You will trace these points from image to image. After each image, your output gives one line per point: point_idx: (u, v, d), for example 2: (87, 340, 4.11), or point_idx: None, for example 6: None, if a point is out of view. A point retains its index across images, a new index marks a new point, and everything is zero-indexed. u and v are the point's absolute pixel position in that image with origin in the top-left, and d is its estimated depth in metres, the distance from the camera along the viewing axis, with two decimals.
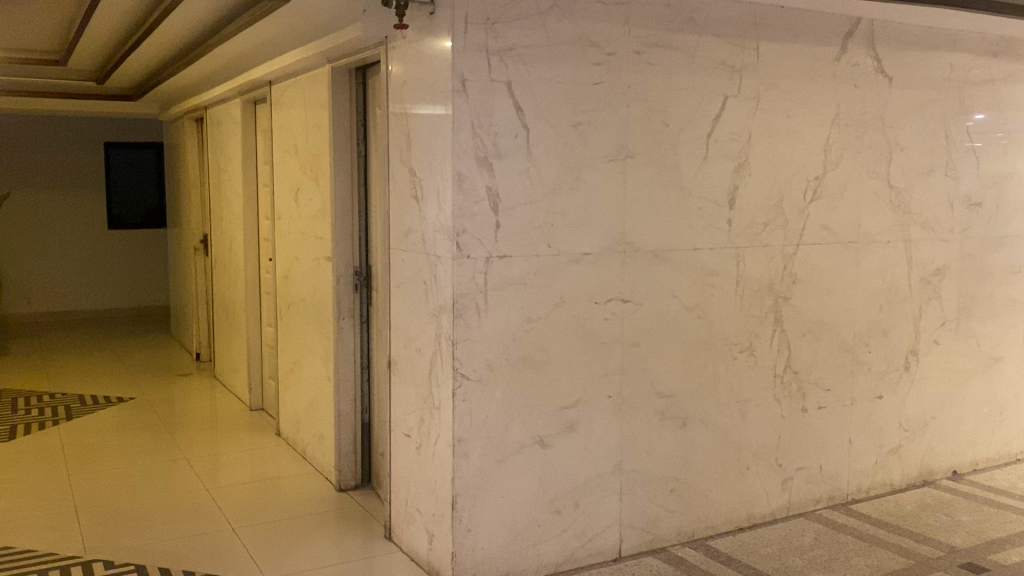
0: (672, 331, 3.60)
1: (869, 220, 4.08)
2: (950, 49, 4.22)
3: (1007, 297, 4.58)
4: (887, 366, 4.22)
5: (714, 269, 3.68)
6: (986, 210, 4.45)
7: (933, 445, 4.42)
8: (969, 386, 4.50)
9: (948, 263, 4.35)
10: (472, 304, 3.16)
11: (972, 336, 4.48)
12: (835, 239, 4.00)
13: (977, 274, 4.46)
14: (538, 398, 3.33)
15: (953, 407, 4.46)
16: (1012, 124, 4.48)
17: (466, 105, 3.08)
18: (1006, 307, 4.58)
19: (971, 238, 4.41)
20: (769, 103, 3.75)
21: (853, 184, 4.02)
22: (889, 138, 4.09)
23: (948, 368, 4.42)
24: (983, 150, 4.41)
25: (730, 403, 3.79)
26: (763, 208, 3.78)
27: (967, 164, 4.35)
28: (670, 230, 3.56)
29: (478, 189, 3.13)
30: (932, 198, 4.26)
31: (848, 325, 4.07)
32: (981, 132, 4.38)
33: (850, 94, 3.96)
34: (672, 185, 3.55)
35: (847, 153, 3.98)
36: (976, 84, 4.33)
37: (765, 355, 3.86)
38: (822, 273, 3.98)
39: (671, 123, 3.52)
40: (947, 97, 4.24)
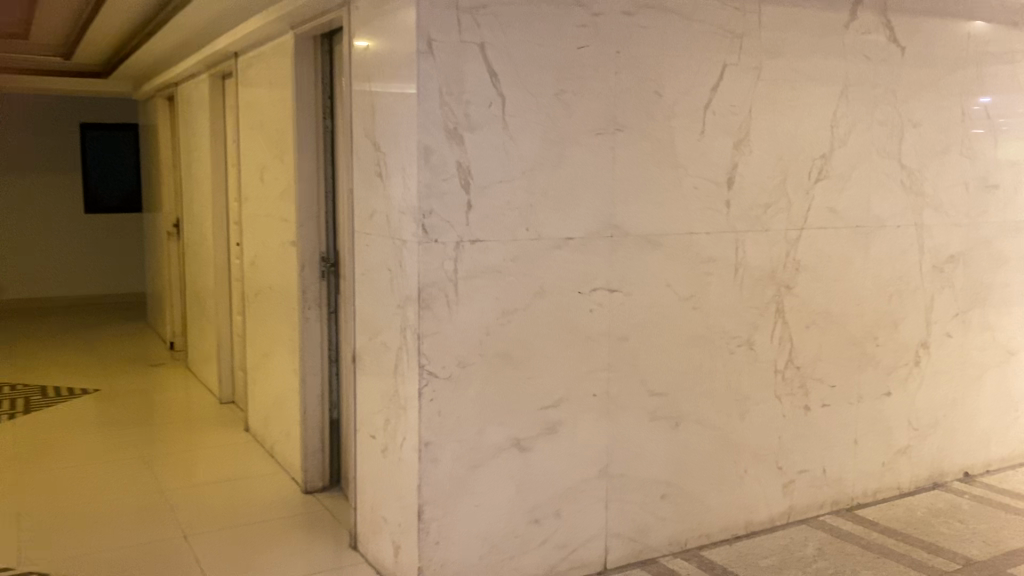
0: (665, 323, 3.28)
1: (879, 202, 3.76)
2: (968, 18, 3.88)
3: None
4: (897, 361, 3.91)
5: (711, 256, 3.36)
6: (1006, 192, 4.13)
7: (944, 445, 4.12)
8: (983, 383, 4.19)
9: (963, 250, 4.03)
10: (441, 294, 2.84)
11: (987, 329, 4.17)
12: (842, 222, 3.67)
13: (994, 262, 4.14)
14: (516, 397, 3.01)
15: (966, 405, 4.16)
16: None
17: (433, 69, 2.75)
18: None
19: (987, 223, 4.09)
20: (772, 73, 3.42)
21: (863, 163, 3.69)
22: (902, 114, 3.77)
23: (962, 362, 4.11)
24: (1004, 129, 4.07)
25: (728, 401, 3.47)
26: (765, 189, 3.46)
27: (984, 143, 4.02)
28: (663, 212, 3.23)
29: (447, 165, 2.80)
30: (947, 179, 3.93)
31: (854, 317, 3.76)
32: (1000, 108, 4.05)
33: (860, 65, 3.63)
34: (665, 162, 3.21)
35: (857, 129, 3.66)
36: (996, 56, 4.00)
37: (765, 350, 3.54)
38: (828, 260, 3.66)
39: (664, 94, 3.18)
40: (965, 69, 3.91)
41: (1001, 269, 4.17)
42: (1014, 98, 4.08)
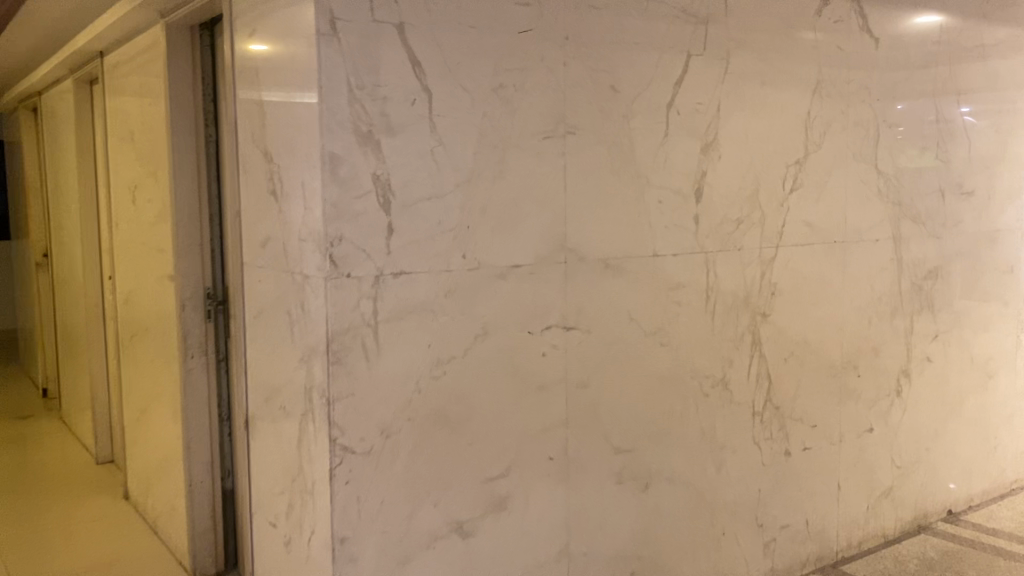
0: (629, 365, 2.72)
1: (856, 214, 3.31)
2: (940, 7, 3.48)
3: (1002, 303, 3.91)
4: (878, 392, 3.46)
5: (679, 281, 2.82)
6: (979, 200, 3.75)
7: (927, 482, 3.69)
8: (963, 410, 3.79)
9: (940, 265, 3.63)
10: (357, 345, 2.20)
11: (965, 351, 3.78)
12: (818, 237, 3.20)
13: (970, 278, 3.76)
14: (455, 468, 2.39)
15: (948, 435, 3.75)
16: (1007, 99, 3.79)
17: (338, 56, 2.12)
18: (1001, 312, 3.91)
19: (962, 234, 3.70)
20: (741, 66, 2.92)
21: (838, 170, 3.24)
22: (877, 114, 3.33)
23: (942, 389, 3.70)
24: (978, 131, 3.70)
25: (702, 452, 2.94)
26: (736, 201, 2.95)
27: (959, 145, 3.63)
28: (624, 231, 2.68)
29: (360, 178, 2.18)
30: (923, 186, 3.52)
31: (833, 345, 3.30)
32: (973, 107, 3.67)
33: (832, 58, 3.17)
34: (625, 171, 2.67)
35: (832, 131, 3.20)
36: (967, 50, 3.61)
37: (741, 388, 3.03)
38: (805, 281, 3.18)
39: (622, 89, 2.64)
40: (937, 64, 3.51)
41: (976, 285, 3.79)
42: (986, 97, 3.71)
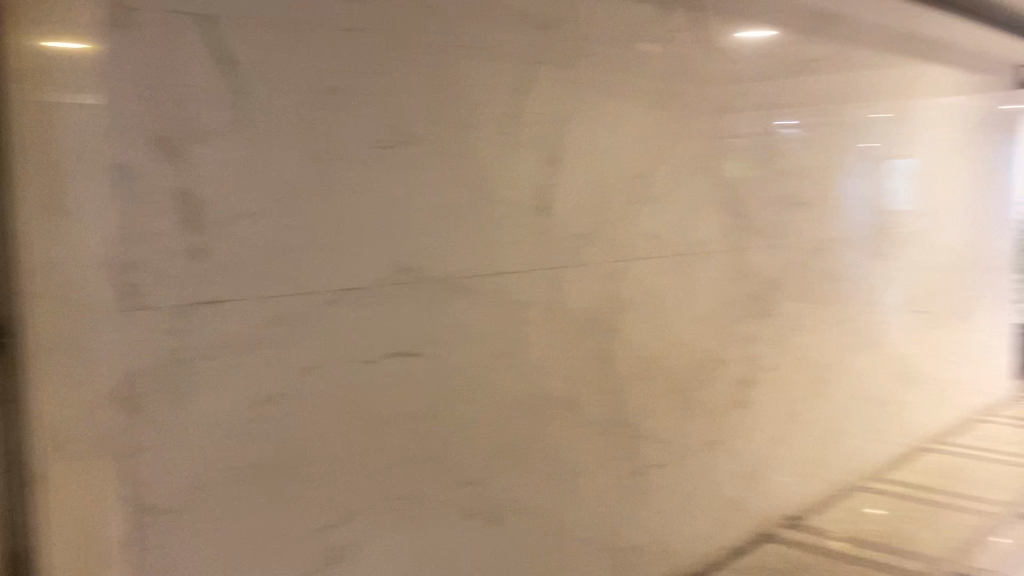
0: (475, 391, 2.53)
1: (698, 227, 3.28)
2: (772, 23, 3.52)
3: (835, 308, 4.00)
4: (721, 403, 3.45)
5: (525, 300, 2.66)
6: (812, 209, 3.83)
7: (769, 491, 3.71)
8: (801, 417, 3.85)
9: (777, 275, 3.67)
10: (155, 389, 1.86)
11: (803, 357, 3.84)
12: (663, 251, 3.14)
13: (806, 284, 3.82)
14: (279, 522, 2.09)
15: (789, 441, 3.80)
16: (835, 110, 3.90)
17: (126, 48, 1.79)
18: (835, 317, 4.00)
19: (796, 245, 3.76)
20: (584, 74, 2.80)
21: (681, 182, 3.19)
22: (715, 127, 3.32)
23: (782, 397, 3.74)
24: (810, 142, 3.78)
25: (552, 478, 2.79)
26: (582, 215, 2.83)
27: (791, 158, 3.68)
28: (467, 248, 2.49)
29: (156, 193, 1.84)
30: (761, 196, 3.56)
31: (680, 359, 3.25)
32: (804, 122, 3.73)
33: (672, 69, 3.13)
34: (467, 184, 2.48)
35: (673, 143, 3.15)
36: (800, 61, 3.67)
37: (591, 409, 2.91)
38: (651, 296, 3.11)
39: (462, 96, 2.45)
40: (771, 76, 3.55)
41: (812, 291, 3.86)
42: (818, 108, 3.80)
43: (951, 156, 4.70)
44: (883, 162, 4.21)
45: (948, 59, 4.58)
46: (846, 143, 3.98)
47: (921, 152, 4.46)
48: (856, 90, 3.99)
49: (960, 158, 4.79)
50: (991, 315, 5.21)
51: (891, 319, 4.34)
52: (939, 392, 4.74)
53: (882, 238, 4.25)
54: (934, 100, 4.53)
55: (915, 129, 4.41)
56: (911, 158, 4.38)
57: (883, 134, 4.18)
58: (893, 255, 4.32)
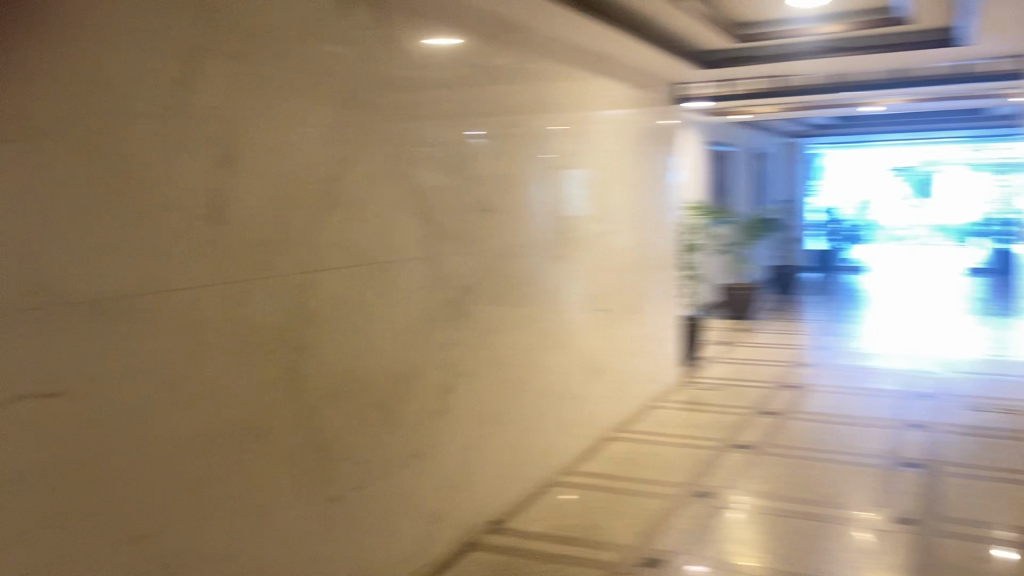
0: (133, 432, 1.99)
1: (393, 230, 2.99)
2: (459, 23, 3.36)
3: (529, 307, 3.97)
4: (425, 414, 3.18)
5: (197, 316, 2.16)
6: (505, 211, 3.74)
7: (474, 501, 3.53)
8: (501, 422, 3.72)
9: (474, 281, 3.51)
10: None
11: (502, 359, 3.73)
12: (358, 257, 2.80)
13: (502, 284, 3.73)
14: None
15: (492, 442, 3.65)
16: (520, 119, 3.83)
17: None
18: (530, 315, 3.97)
19: (491, 250, 3.63)
20: (259, 53, 2.38)
21: (374, 182, 2.88)
22: (407, 126, 3.06)
23: (485, 398, 3.59)
24: (499, 150, 3.67)
25: (238, 523, 2.31)
26: (263, 214, 2.39)
27: (483, 162, 3.55)
28: (115, 252, 1.94)
29: None
30: (454, 206, 3.34)
31: (381, 373, 2.92)
32: (494, 126, 3.63)
33: (359, 59, 2.81)
34: (111, 170, 1.93)
35: (364, 139, 2.83)
36: (485, 70, 3.55)
37: (284, 437, 2.47)
38: (347, 306, 2.74)
39: (99, 60, 1.90)
40: (460, 85, 3.37)
41: (507, 291, 3.77)
42: (503, 119, 3.69)
43: (619, 165, 4.96)
44: (565, 168, 4.28)
45: (614, 75, 4.83)
46: (532, 150, 3.95)
47: (596, 160, 4.63)
48: (540, 98, 4.01)
49: (627, 167, 5.08)
50: (656, 312, 5.62)
51: (578, 318, 4.45)
52: (618, 387, 4.98)
53: (567, 241, 4.33)
54: (606, 111, 4.74)
55: (590, 138, 4.56)
56: (588, 167, 4.53)
57: (563, 142, 4.25)
58: (577, 258, 4.43)
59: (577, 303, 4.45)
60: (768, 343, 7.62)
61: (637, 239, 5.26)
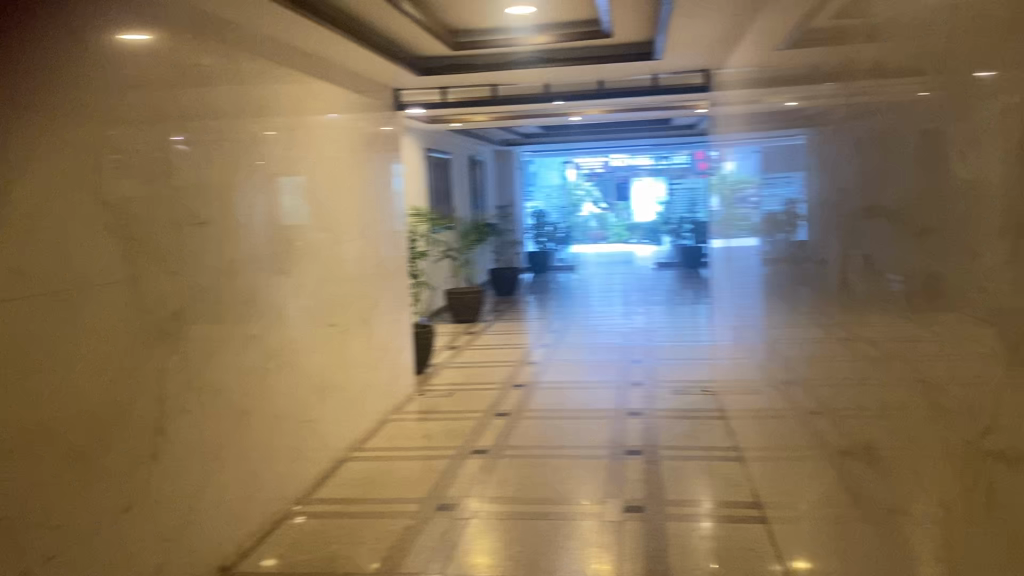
0: None
1: (84, 247, 2.46)
2: (149, 16, 2.91)
3: (256, 323, 3.59)
4: (135, 460, 2.68)
5: None
6: (222, 224, 3.35)
7: (198, 551, 3.08)
8: (227, 458, 3.29)
9: (188, 303, 3.05)
10: None
11: (228, 385, 3.32)
12: (40, 281, 2.26)
13: (224, 303, 3.31)
14: None
15: (222, 479, 3.25)
16: (229, 126, 3.48)
17: None
18: (257, 334, 3.59)
19: (205, 267, 3.19)
20: None
21: (58, 191, 2.35)
22: (95, 125, 2.55)
23: (213, 429, 3.19)
24: (210, 161, 3.29)
25: None
26: None
27: (187, 172, 3.11)
28: None
29: None
30: (161, 226, 2.89)
31: (77, 419, 2.39)
32: (196, 131, 3.21)
33: (35, 40, 2.27)
34: None
35: (43, 138, 2.29)
36: (186, 69, 3.15)
37: None
38: (27, 342, 2.20)
39: None
40: (158, 88, 2.94)
41: (230, 312, 3.36)
42: (209, 128, 3.30)
43: (340, 173, 4.72)
44: (282, 176, 3.97)
45: (328, 78, 4.59)
46: (245, 160, 3.60)
47: (315, 168, 4.37)
48: (250, 102, 3.68)
49: (349, 175, 4.86)
50: (388, 321, 5.46)
51: (308, 335, 4.15)
52: (354, 403, 4.74)
53: (291, 253, 4.01)
54: (322, 117, 4.49)
55: (307, 145, 4.29)
56: (306, 176, 4.26)
57: (279, 149, 3.94)
58: (303, 270, 4.13)
59: (306, 319, 4.14)
60: (495, 345, 7.76)
61: (363, 249, 5.05)
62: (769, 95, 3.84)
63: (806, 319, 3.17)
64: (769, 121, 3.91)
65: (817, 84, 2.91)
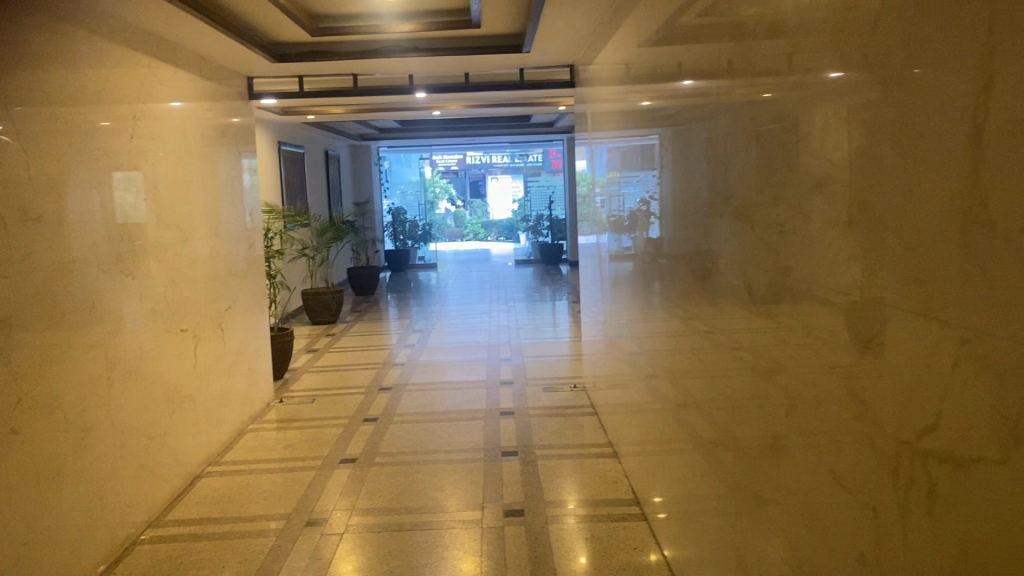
0: None
1: None
2: None
3: (98, 329, 3.22)
4: None
5: None
6: (58, 220, 2.96)
7: None
8: (64, 484, 2.89)
9: (15, 310, 2.64)
10: None
11: (67, 399, 2.95)
12: None
13: (62, 308, 2.94)
14: None
15: (58, 509, 2.86)
16: (63, 111, 3.09)
17: None
18: (98, 342, 3.22)
19: (36, 269, 2.78)
20: None
21: None
22: None
23: (51, 449, 2.82)
24: (40, 149, 2.90)
25: None
26: None
27: (12, 159, 2.70)
28: None
29: None
30: None
31: None
32: (23, 113, 2.79)
33: None
34: None
35: None
36: (11, 44, 2.75)
37: None
38: None
39: None
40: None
41: (69, 317, 2.98)
42: (39, 113, 2.90)
43: (189, 166, 4.36)
44: (124, 168, 3.60)
45: (174, 63, 4.22)
46: (82, 150, 3.21)
47: (161, 160, 4.00)
48: (86, 85, 3.29)
49: (198, 168, 4.49)
50: (243, 326, 5.11)
51: (156, 342, 3.78)
52: (210, 414, 4.39)
53: (136, 252, 3.64)
54: (168, 105, 4.12)
55: (151, 135, 3.92)
56: (151, 169, 3.88)
57: (119, 138, 3.57)
58: (150, 272, 3.77)
59: (155, 326, 3.78)
60: (356, 347, 7.48)
61: (216, 248, 4.70)
62: (640, 90, 3.84)
63: (683, 314, 3.16)
64: (639, 116, 3.90)
65: (698, 76, 2.87)
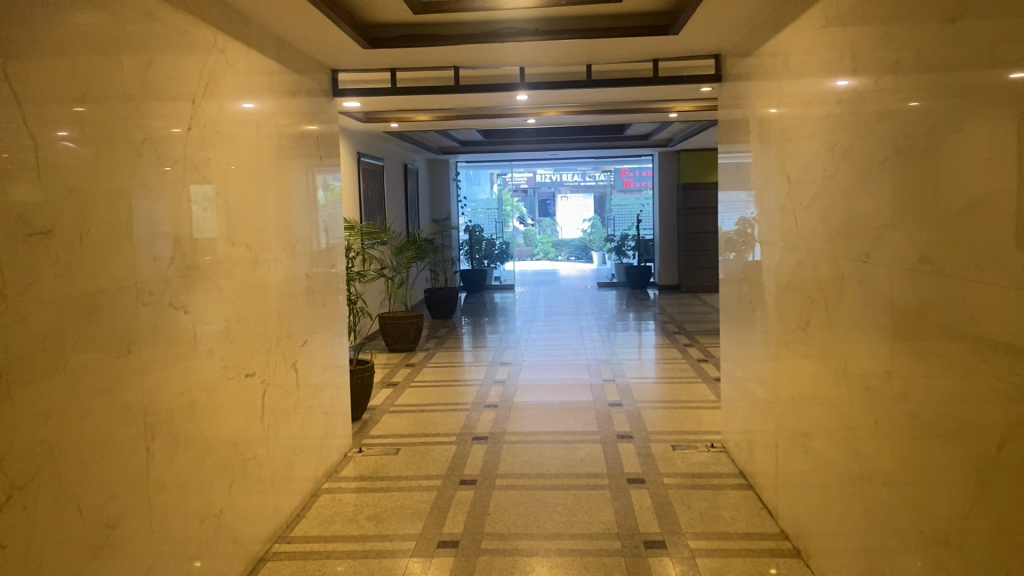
0: None
1: None
2: None
3: (143, 385, 2.38)
4: None
5: None
6: (86, 235, 2.13)
7: None
8: None
9: (38, 363, 1.92)
10: None
11: (88, 487, 2.10)
12: None
13: (85, 359, 2.10)
14: None
15: None
16: (105, 97, 2.28)
17: None
18: (144, 402, 2.38)
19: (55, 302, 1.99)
20: None
21: None
22: None
23: (58, 565, 1.97)
24: (74, 148, 2.12)
25: None
26: None
27: (46, 162, 1.99)
28: None
29: None
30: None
31: None
32: (65, 97, 2.09)
33: None
34: None
35: None
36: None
37: None
38: None
39: None
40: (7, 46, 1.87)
41: (97, 373, 2.15)
42: (73, 98, 2.12)
43: (260, 171, 3.54)
44: (189, 169, 2.79)
45: (249, 45, 3.42)
46: (133, 149, 2.41)
47: (231, 163, 3.19)
48: (142, 60, 2.50)
49: (273, 175, 3.70)
50: (319, 363, 4.28)
51: (220, 394, 2.94)
52: (279, 477, 3.56)
53: (200, 278, 2.81)
54: (239, 96, 3.33)
55: (221, 130, 3.11)
56: (221, 173, 3.09)
57: (184, 130, 2.77)
58: (217, 303, 2.94)
59: (219, 372, 2.94)
60: (437, 381, 6.62)
61: (292, 270, 3.89)
62: (823, 75, 2.89)
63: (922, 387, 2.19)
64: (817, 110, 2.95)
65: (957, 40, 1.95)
